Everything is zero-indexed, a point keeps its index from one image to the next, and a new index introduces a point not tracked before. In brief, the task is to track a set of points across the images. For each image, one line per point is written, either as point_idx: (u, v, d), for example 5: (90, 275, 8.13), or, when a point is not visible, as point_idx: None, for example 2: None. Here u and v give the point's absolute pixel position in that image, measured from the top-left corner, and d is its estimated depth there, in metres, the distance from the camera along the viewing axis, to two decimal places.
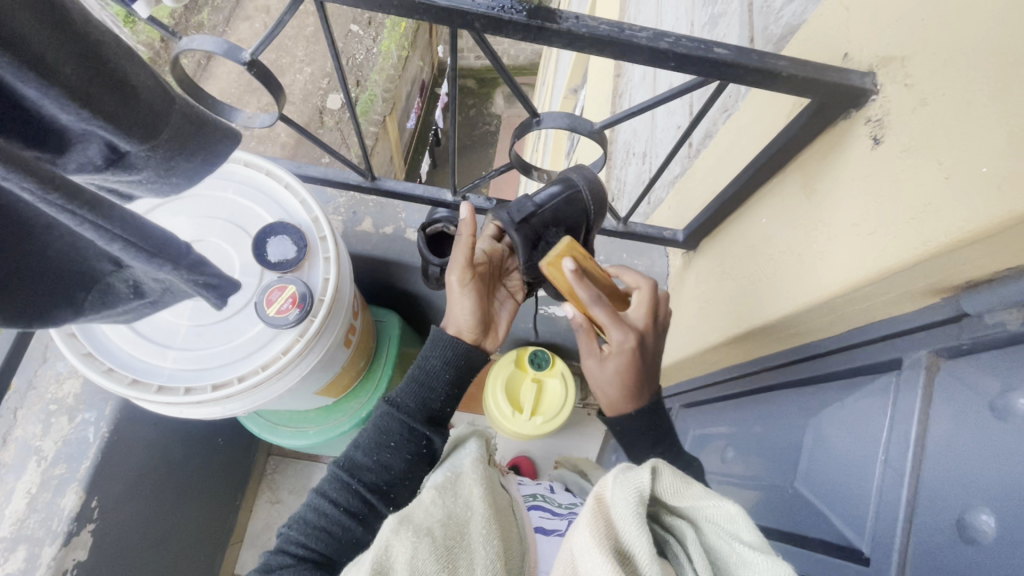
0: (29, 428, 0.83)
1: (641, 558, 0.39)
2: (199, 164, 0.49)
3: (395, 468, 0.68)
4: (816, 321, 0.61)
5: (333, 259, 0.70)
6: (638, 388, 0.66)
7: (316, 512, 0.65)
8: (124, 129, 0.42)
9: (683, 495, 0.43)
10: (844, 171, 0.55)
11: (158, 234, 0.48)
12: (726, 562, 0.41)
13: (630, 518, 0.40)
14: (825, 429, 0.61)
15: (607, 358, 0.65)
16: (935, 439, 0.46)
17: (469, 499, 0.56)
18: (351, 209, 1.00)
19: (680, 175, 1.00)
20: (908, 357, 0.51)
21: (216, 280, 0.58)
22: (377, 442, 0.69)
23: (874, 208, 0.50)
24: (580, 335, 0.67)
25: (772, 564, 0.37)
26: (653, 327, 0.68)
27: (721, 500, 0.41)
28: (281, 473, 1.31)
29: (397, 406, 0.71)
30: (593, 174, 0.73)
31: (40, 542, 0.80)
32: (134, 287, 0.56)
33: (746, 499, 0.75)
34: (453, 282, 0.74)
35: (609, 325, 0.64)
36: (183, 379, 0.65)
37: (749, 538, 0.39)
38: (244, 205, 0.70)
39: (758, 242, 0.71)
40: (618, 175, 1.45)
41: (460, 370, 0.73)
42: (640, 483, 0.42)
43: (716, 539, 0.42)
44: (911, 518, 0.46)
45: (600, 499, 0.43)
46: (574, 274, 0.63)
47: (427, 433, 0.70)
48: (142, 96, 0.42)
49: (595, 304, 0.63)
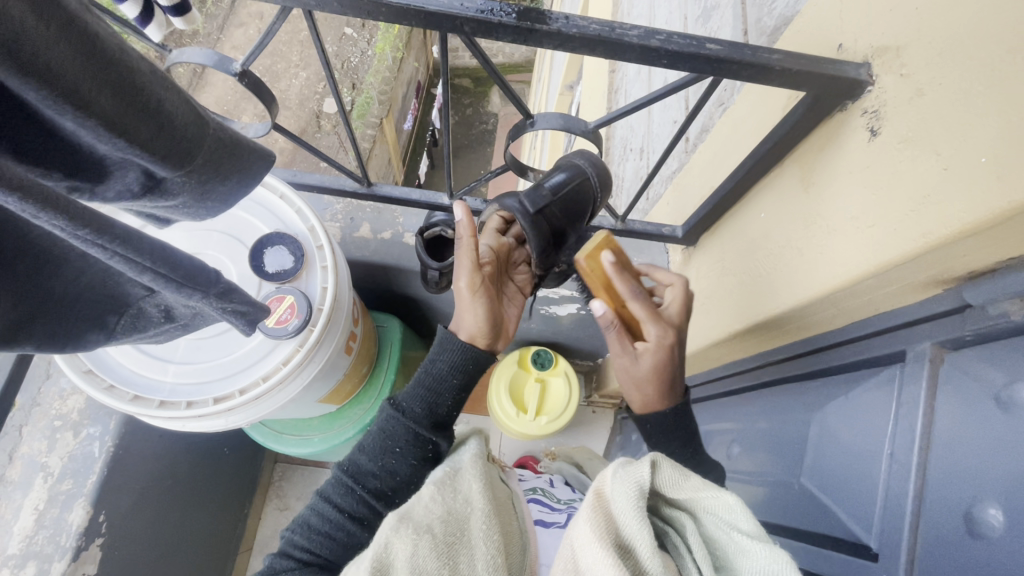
0: (34, 445, 0.83)
1: (642, 552, 0.38)
2: (232, 186, 0.49)
3: (400, 475, 0.68)
4: (818, 315, 0.60)
5: (331, 268, 0.70)
6: (671, 386, 0.65)
7: (318, 517, 0.65)
8: (159, 157, 0.42)
9: (681, 488, 0.43)
10: (842, 163, 0.55)
11: (182, 260, 0.47)
12: (725, 550, 0.41)
13: (630, 512, 0.40)
14: (830, 422, 0.60)
15: (643, 354, 0.63)
16: (940, 432, 0.46)
17: (468, 494, 0.56)
18: (349, 215, 0.99)
19: (677, 171, 1.00)
20: (911, 350, 0.50)
21: (245, 307, 0.56)
22: (382, 447, 0.68)
23: (872, 201, 0.49)
24: (610, 335, 0.63)
25: (772, 555, 0.37)
26: (686, 325, 0.68)
27: (720, 491, 0.41)
28: (288, 480, 1.31)
29: (403, 410, 0.69)
30: (595, 155, 0.80)
31: (50, 558, 0.80)
32: (164, 310, 0.56)
33: (753, 495, 0.75)
34: (460, 290, 0.70)
35: (646, 320, 0.63)
36: (185, 393, 0.65)
37: (747, 527, 0.39)
38: (239, 217, 0.70)
39: (758, 236, 0.71)
40: (616, 171, 1.45)
41: (467, 375, 0.71)
42: (640, 476, 0.42)
43: (716, 531, 0.41)
44: (918, 512, 0.46)
45: (599, 493, 0.43)
46: (614, 266, 0.61)
47: (433, 438, 0.69)
48: (177, 122, 0.41)
49: (634, 299, 0.62)
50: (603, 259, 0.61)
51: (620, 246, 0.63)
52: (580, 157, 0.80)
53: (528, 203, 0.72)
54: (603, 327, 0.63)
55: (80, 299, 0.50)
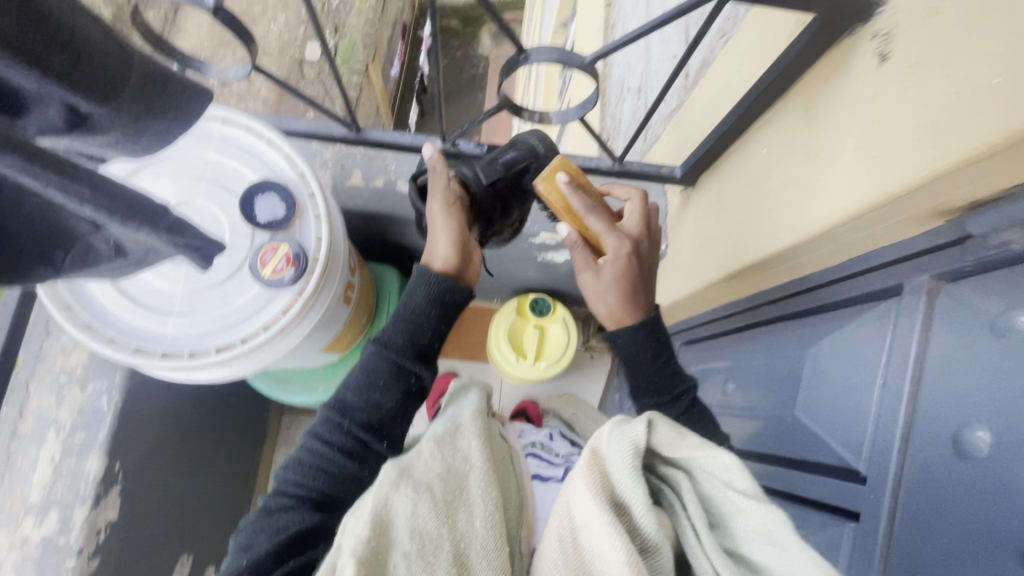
0: (43, 400, 0.82)
1: (637, 509, 0.39)
2: (172, 125, 0.41)
3: (386, 408, 0.68)
4: (817, 251, 0.60)
5: (324, 216, 0.68)
6: (633, 295, 0.66)
7: (309, 454, 0.67)
8: (81, 88, 0.35)
9: (679, 447, 0.42)
10: (847, 92, 0.53)
11: (120, 190, 0.43)
12: (721, 508, 0.40)
13: (625, 470, 0.40)
14: (825, 355, 0.61)
15: (605, 267, 0.65)
16: (934, 360, 0.47)
17: (468, 453, 0.57)
18: (339, 163, 0.95)
19: (676, 109, 0.96)
20: (908, 283, 0.51)
21: (201, 245, 0.54)
22: (366, 382, 0.68)
23: (878, 130, 0.48)
24: (575, 253, 0.67)
25: (767, 513, 0.38)
26: (647, 237, 0.70)
27: (717, 450, 0.40)
28: (295, 429, 1.38)
29: (385, 345, 0.69)
30: (544, 135, 0.79)
31: (70, 505, 0.80)
32: (115, 246, 0.47)
33: (746, 428, 0.77)
34: (433, 210, 0.70)
35: (604, 233, 0.65)
36: (187, 343, 0.64)
37: (743, 487, 0.39)
38: (227, 164, 0.68)
39: (758, 174, 0.69)
40: (613, 112, 1.40)
41: (446, 307, 0.70)
42: (636, 436, 0.41)
43: (711, 487, 0.41)
44: (907, 438, 0.47)
45: (595, 451, 0.42)
46: (569, 185, 0.64)
47: (416, 370, 0.69)
48: (94, 53, 0.35)
49: (589, 212, 0.64)
50: (558, 180, 0.65)
51: (575, 170, 0.67)
52: (530, 135, 0.79)
53: (482, 174, 0.74)
54: (569, 247, 0.67)
55: (22, 229, 0.41)
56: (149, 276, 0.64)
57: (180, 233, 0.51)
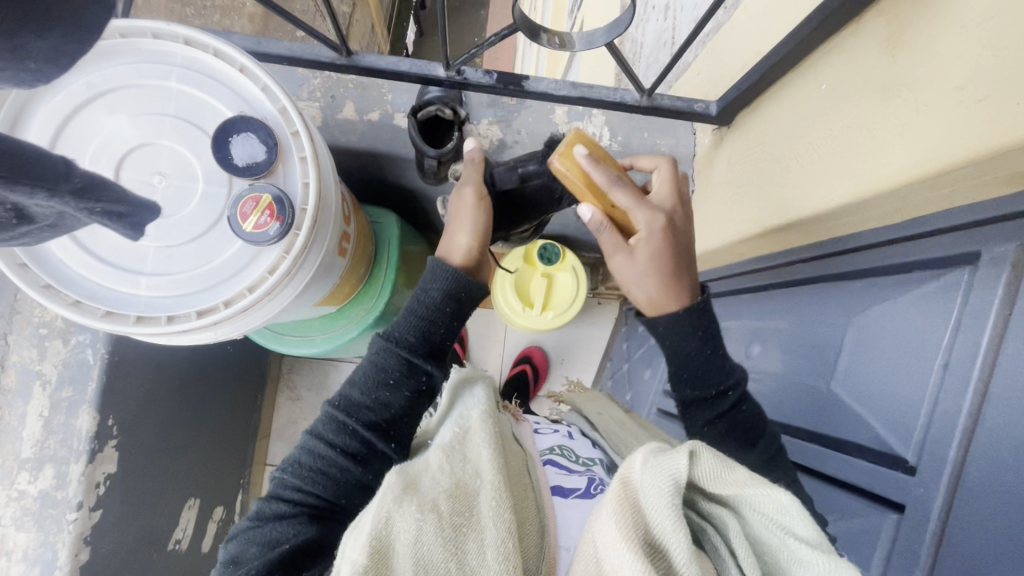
0: (24, 353, 0.78)
1: (676, 555, 0.34)
2: (60, 43, 0.36)
3: (395, 407, 0.64)
4: (879, 211, 0.52)
5: (311, 160, 0.59)
6: (676, 274, 0.59)
7: (310, 455, 0.62)
8: None
9: (724, 482, 0.37)
10: (949, 14, 0.43)
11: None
12: (778, 556, 0.37)
13: (663, 509, 0.35)
14: (873, 327, 0.55)
15: (639, 247, 0.58)
16: (1013, 346, 0.41)
17: (478, 464, 0.51)
18: (329, 92, 0.84)
19: (713, 32, 0.84)
20: (989, 253, 0.44)
21: (118, 206, 0.51)
22: (375, 380, 0.63)
23: (991, 65, 0.39)
24: (602, 235, 0.59)
25: (836, 567, 0.33)
26: (682, 207, 0.62)
27: (772, 488, 0.35)
28: (297, 372, 1.37)
29: (395, 341, 0.64)
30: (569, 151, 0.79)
31: (66, 460, 0.78)
32: (15, 212, 0.43)
33: (769, 394, 0.73)
34: (466, 198, 0.69)
35: (632, 208, 0.57)
36: (164, 307, 0.58)
37: (805, 534, 0.35)
38: (195, 96, 0.59)
39: (813, 115, 0.60)
40: (634, 34, 1.25)
41: (462, 303, 0.66)
42: (676, 469, 0.36)
43: (764, 531, 0.37)
44: (971, 429, 0.42)
45: (625, 482, 0.38)
46: (590, 158, 0.56)
47: (426, 367, 0.64)
48: None
49: (615, 184, 0.56)
50: (578, 153, 0.57)
51: (592, 139, 0.59)
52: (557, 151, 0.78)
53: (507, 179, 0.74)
54: (595, 230, 0.59)
55: None
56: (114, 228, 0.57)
57: (91, 193, 0.48)
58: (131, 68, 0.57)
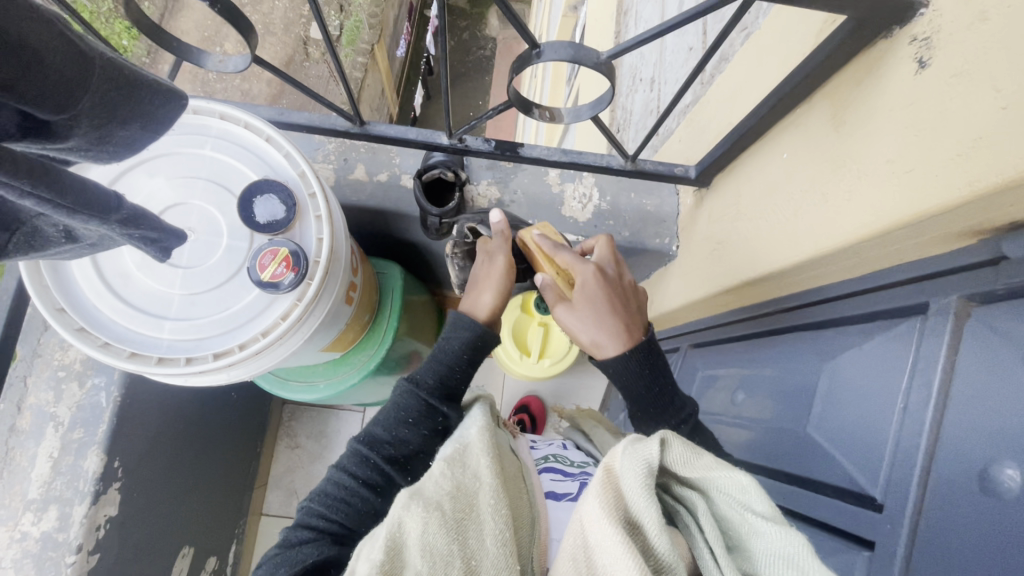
0: (41, 395, 0.81)
1: (650, 528, 0.39)
2: (136, 132, 0.46)
3: (413, 444, 0.67)
4: (838, 264, 0.57)
5: (325, 218, 0.66)
6: (617, 319, 0.66)
7: (335, 485, 0.65)
8: (48, 104, 0.39)
9: (693, 466, 0.43)
10: (882, 99, 0.50)
11: (75, 183, 0.47)
12: (738, 531, 0.41)
13: (638, 488, 0.40)
14: (842, 373, 0.59)
15: (579, 292, 0.67)
16: (960, 388, 0.45)
17: (477, 470, 0.54)
18: (342, 155, 0.93)
19: (692, 105, 0.93)
20: (935, 302, 0.49)
21: (154, 234, 0.58)
22: (396, 417, 0.68)
23: (913, 143, 0.45)
24: (551, 296, 0.70)
25: (786, 536, 0.38)
26: (621, 268, 0.72)
27: (732, 471, 0.42)
28: (297, 420, 1.38)
29: (418, 382, 0.69)
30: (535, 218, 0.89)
31: (70, 502, 0.80)
32: (67, 232, 0.52)
33: (754, 439, 0.76)
34: (494, 267, 0.73)
35: (573, 263, 0.69)
36: (184, 349, 0.62)
37: (761, 509, 0.40)
38: (225, 162, 0.66)
39: (778, 179, 0.66)
40: (624, 103, 1.36)
41: (478, 353, 0.71)
42: (649, 454, 0.42)
43: (727, 510, 0.42)
44: (929, 468, 0.45)
45: (609, 469, 0.44)
46: (539, 235, 0.73)
47: (444, 410, 0.68)
48: (63, 70, 0.39)
49: (557, 250, 0.71)
50: (531, 236, 0.74)
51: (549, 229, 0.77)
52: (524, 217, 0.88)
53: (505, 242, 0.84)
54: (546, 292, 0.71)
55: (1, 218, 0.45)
56: (145, 279, 0.63)
57: (133, 222, 0.55)
58: (171, 138, 0.65)
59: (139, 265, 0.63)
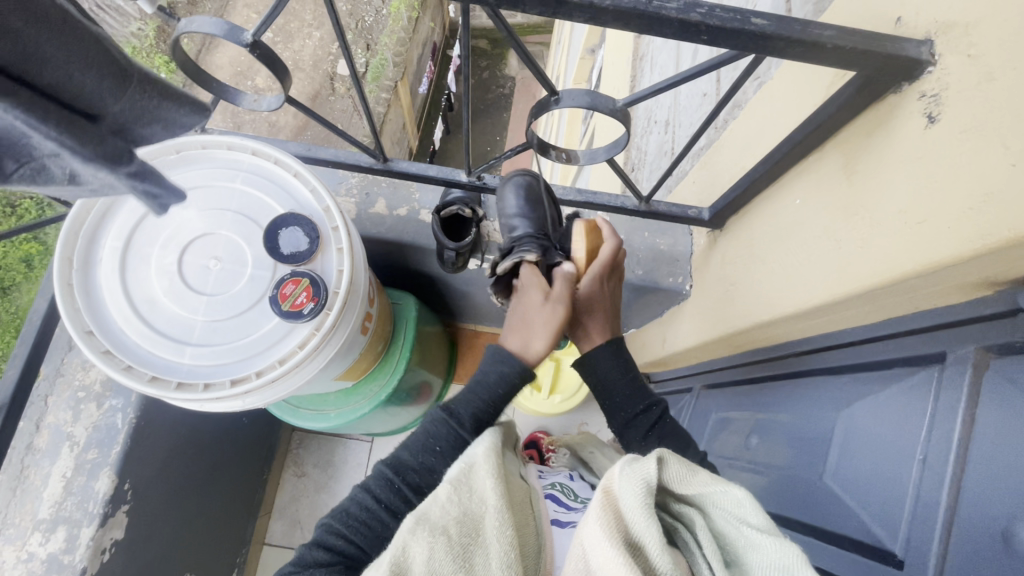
0: (60, 415, 0.83)
1: (651, 547, 0.38)
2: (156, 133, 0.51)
3: (439, 472, 0.66)
4: (851, 312, 0.57)
5: (346, 251, 0.68)
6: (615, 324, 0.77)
7: (357, 505, 0.64)
8: (88, 94, 0.43)
9: (689, 483, 0.43)
10: (892, 151, 0.51)
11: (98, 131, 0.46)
12: (736, 545, 0.41)
13: (638, 509, 0.40)
14: (859, 422, 0.58)
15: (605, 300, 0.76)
16: (982, 440, 0.44)
17: (483, 492, 0.53)
18: (364, 190, 0.96)
19: (705, 149, 0.96)
20: (953, 353, 0.48)
21: (153, 192, 0.56)
22: (424, 445, 0.67)
23: (925, 195, 0.46)
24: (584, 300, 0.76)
25: (782, 547, 0.37)
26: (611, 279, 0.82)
27: (728, 485, 0.42)
28: (305, 448, 1.38)
29: (451, 413, 0.68)
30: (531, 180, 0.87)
31: (78, 523, 0.81)
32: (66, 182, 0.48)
33: (770, 487, 0.74)
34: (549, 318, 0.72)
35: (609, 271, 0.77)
36: (203, 374, 0.64)
37: (756, 521, 0.39)
38: (254, 195, 0.69)
39: (791, 224, 0.67)
40: (639, 144, 1.39)
41: (513, 387, 0.71)
42: (647, 472, 0.42)
43: (724, 524, 0.42)
44: (949, 524, 0.44)
45: (607, 491, 0.43)
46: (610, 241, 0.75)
47: (474, 442, 0.67)
48: (103, 66, 0.44)
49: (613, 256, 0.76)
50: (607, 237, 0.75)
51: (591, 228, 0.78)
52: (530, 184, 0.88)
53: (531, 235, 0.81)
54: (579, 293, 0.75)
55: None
56: (170, 305, 0.65)
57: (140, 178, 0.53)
58: (204, 171, 0.68)
59: (166, 291, 0.65)
